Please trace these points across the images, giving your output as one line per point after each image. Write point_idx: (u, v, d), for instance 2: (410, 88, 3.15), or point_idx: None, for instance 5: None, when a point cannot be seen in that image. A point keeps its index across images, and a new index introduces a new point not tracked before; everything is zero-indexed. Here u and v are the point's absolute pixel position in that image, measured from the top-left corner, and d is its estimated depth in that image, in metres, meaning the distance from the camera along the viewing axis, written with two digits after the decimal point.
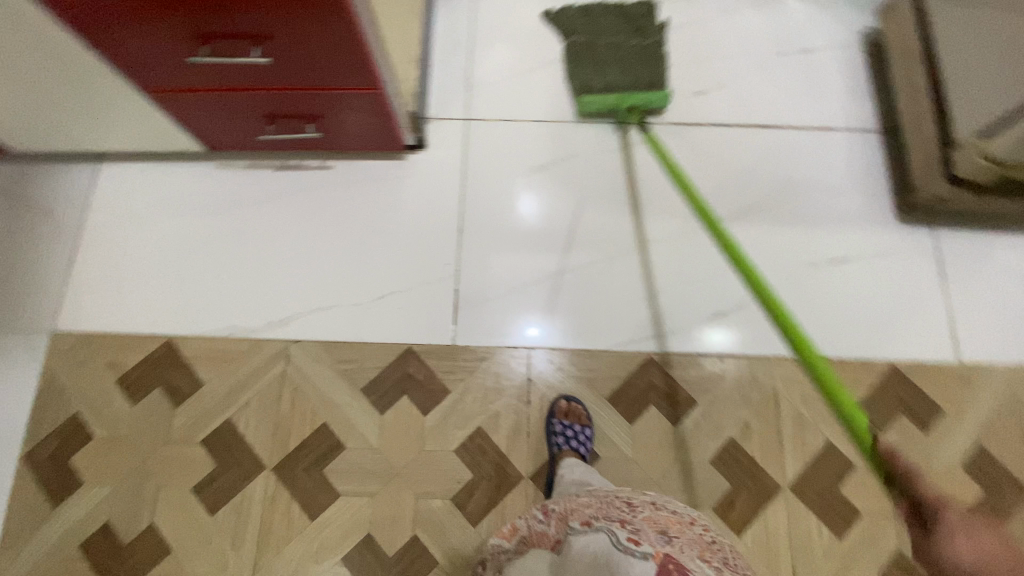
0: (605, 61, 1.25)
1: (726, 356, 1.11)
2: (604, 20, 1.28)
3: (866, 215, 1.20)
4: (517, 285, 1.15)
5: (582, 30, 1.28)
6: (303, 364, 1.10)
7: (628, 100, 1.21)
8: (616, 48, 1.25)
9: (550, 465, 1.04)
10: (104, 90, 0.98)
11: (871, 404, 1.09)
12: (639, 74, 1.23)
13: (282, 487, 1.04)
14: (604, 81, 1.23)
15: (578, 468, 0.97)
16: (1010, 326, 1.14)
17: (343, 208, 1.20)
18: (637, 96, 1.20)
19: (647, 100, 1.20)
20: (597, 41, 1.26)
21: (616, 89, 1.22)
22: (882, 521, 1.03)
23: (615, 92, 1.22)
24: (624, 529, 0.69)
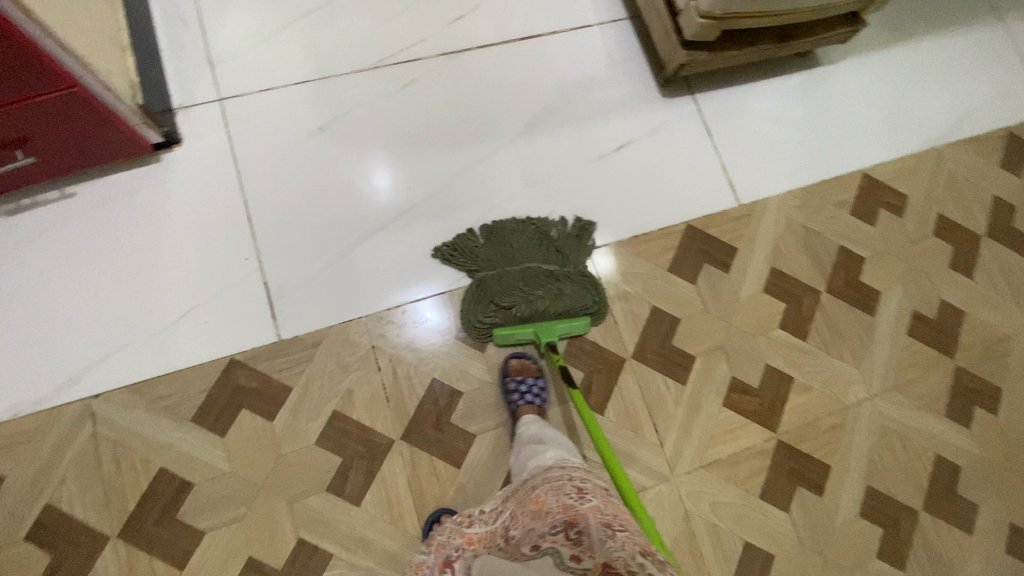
0: (513, 283, 1.11)
1: None
2: (517, 243, 1.15)
3: (637, 96, 1.29)
4: (335, 260, 1.11)
5: (497, 262, 1.13)
6: (116, 415, 0.98)
7: (545, 332, 1.09)
8: (529, 281, 1.12)
9: (510, 423, 1.06)
10: None
11: (680, 260, 1.21)
12: (565, 301, 1.10)
13: (137, 551, 0.94)
14: (518, 304, 1.09)
15: (536, 423, 1.00)
16: (773, 159, 1.31)
17: (108, 236, 1.05)
18: (556, 324, 1.10)
19: (566, 330, 1.10)
20: (512, 283, 1.11)
21: (537, 318, 1.10)
22: (714, 356, 1.16)
23: (532, 322, 1.10)
24: (566, 541, 0.74)
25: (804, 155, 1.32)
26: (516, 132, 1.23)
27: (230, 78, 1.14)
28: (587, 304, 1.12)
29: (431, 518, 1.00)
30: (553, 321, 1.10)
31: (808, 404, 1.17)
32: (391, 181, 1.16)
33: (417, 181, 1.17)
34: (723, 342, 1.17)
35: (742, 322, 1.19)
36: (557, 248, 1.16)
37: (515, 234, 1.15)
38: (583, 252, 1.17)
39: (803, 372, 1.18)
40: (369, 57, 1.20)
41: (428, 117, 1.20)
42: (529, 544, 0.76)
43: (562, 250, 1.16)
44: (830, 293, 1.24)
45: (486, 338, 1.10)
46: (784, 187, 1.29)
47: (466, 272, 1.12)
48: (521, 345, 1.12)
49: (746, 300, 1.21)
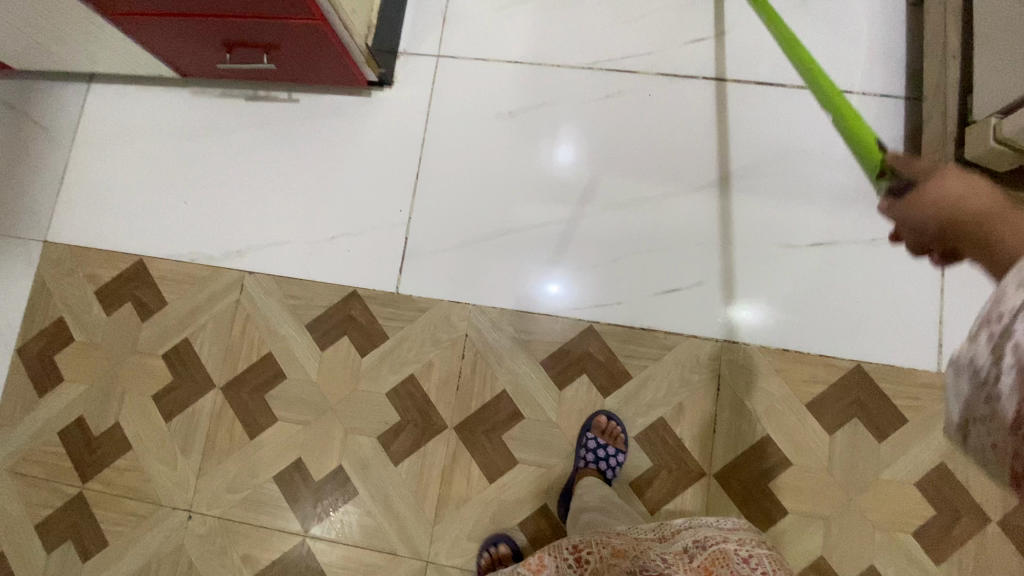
0: None
1: (699, 331, 1.05)
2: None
3: (868, 195, 1.06)
4: (473, 240, 1.13)
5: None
6: (255, 295, 1.15)
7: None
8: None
9: (570, 479, 1.01)
10: (81, 19, 1.00)
11: (823, 400, 1.01)
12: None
13: (228, 407, 1.12)
14: None
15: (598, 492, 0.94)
16: None
17: (307, 146, 1.19)
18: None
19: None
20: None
21: None
22: (810, 521, 0.98)
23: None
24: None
25: None
26: (702, 183, 1.10)
27: (455, 36, 1.18)
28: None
29: (488, 541, 1.02)
30: None
31: None
32: (574, 155, 1.13)
33: (583, 190, 1.12)
34: (830, 512, 0.98)
35: (864, 502, 0.98)
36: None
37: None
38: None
39: None
40: (587, 55, 1.15)
41: (620, 135, 1.13)
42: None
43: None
44: (1007, 529, 0.95)
45: (612, 263, 1.10)
46: None
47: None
48: None
49: (884, 482, 0.98)
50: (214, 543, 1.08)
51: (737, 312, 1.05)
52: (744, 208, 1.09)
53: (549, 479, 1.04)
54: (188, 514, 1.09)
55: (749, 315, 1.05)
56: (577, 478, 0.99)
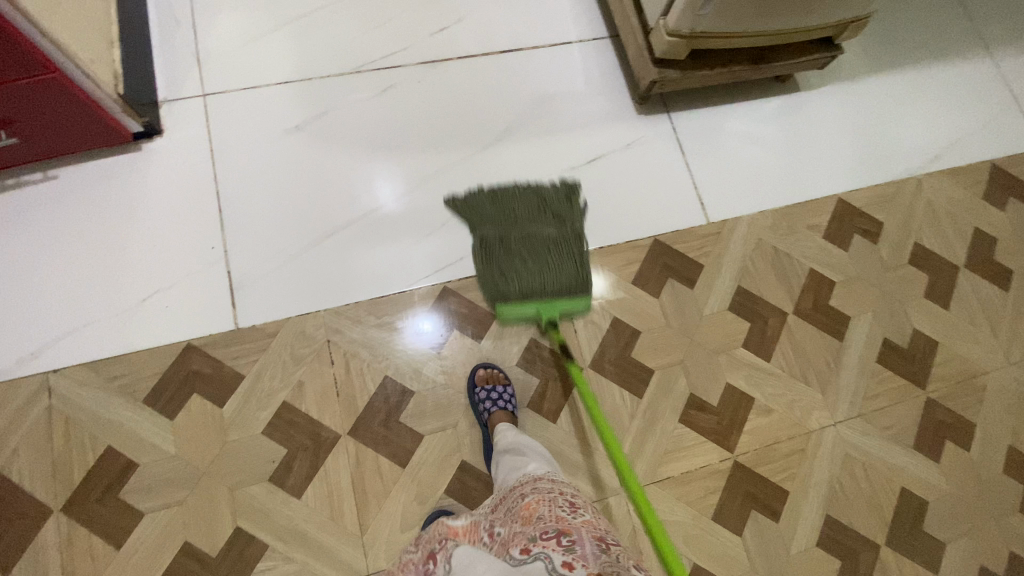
0: (514, 247, 1.12)
1: None
2: (521, 211, 1.17)
3: (613, 112, 1.31)
4: (301, 251, 1.13)
5: (493, 218, 1.17)
6: (70, 391, 1.00)
7: (548, 309, 1.08)
8: (531, 244, 1.12)
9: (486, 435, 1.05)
10: None
11: (645, 274, 1.21)
12: (560, 274, 1.09)
13: (76, 527, 0.94)
14: (524, 283, 1.09)
15: (510, 429, 0.99)
16: (747, 180, 1.31)
17: (83, 219, 1.09)
18: (557, 304, 1.08)
19: (565, 308, 1.09)
20: (513, 235, 1.14)
21: (539, 295, 1.09)
22: (674, 371, 1.15)
23: (534, 301, 1.08)
24: (558, 547, 0.67)
25: (778, 176, 1.33)
26: (489, 140, 1.26)
27: (215, 75, 1.19)
28: (586, 275, 1.10)
29: (430, 517, 1.00)
30: (550, 296, 1.09)
31: (768, 425, 1.14)
32: (371, 149, 1.21)
33: (391, 176, 1.20)
34: (684, 357, 1.16)
35: (704, 338, 1.18)
36: (556, 210, 1.18)
37: (520, 202, 1.18)
38: (574, 207, 1.20)
39: (766, 393, 1.16)
40: (351, 62, 1.25)
41: (405, 122, 1.23)
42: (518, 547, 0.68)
43: (550, 203, 1.19)
44: (798, 314, 1.23)
45: (440, 229, 1.18)
46: (756, 207, 1.29)
47: (477, 243, 1.14)
48: (522, 322, 1.12)
49: (710, 317, 1.20)
50: None
51: None
52: (529, 150, 1.26)
53: (456, 438, 1.07)
54: None
55: None
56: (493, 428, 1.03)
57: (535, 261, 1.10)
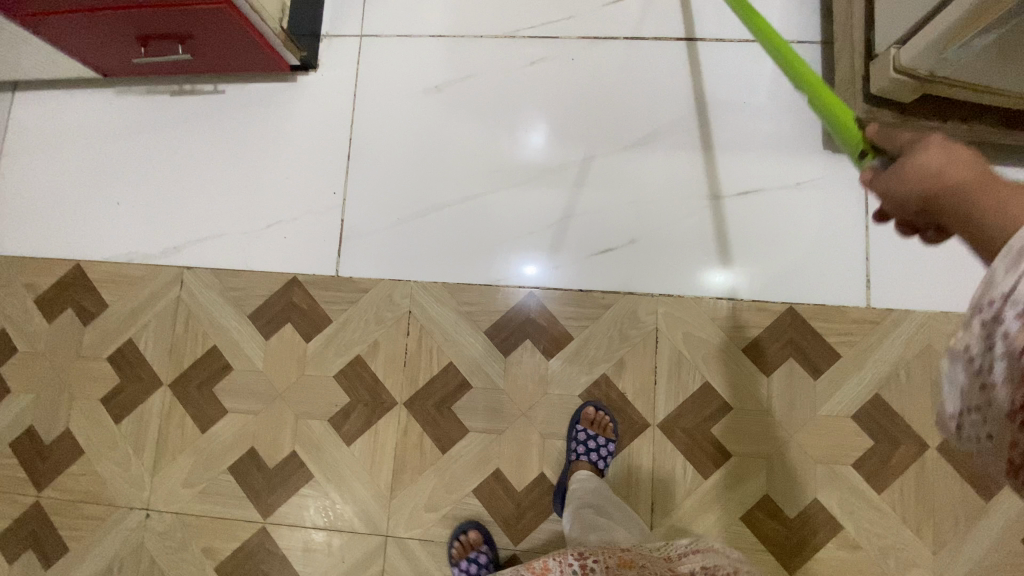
0: None
1: (636, 287, 1.07)
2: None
3: (791, 141, 1.08)
4: (409, 216, 1.13)
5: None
6: (196, 289, 1.14)
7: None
8: None
9: (563, 474, 1.02)
10: None
11: (759, 343, 1.03)
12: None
13: (177, 403, 1.12)
14: None
15: (591, 485, 0.96)
16: (941, 267, 1.03)
17: (237, 136, 1.19)
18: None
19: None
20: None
21: None
22: (753, 461, 1.00)
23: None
24: None
25: (987, 274, 1.02)
26: (630, 142, 1.11)
27: (376, 16, 1.17)
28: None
29: (458, 528, 1.02)
30: None
31: (846, 563, 0.97)
32: (501, 125, 1.13)
33: (513, 157, 1.13)
34: (771, 450, 1.00)
35: (803, 439, 1.00)
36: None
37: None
38: None
39: (859, 526, 0.97)
40: (510, 24, 1.15)
41: (547, 101, 1.13)
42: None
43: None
44: (940, 451, 0.98)
45: (548, 229, 1.10)
46: (939, 305, 1.02)
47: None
48: None
49: (821, 417, 1.01)
50: (174, 538, 1.09)
51: (671, 266, 1.07)
52: (674, 165, 1.10)
53: (499, 444, 1.05)
54: (146, 512, 1.09)
55: (682, 268, 1.07)
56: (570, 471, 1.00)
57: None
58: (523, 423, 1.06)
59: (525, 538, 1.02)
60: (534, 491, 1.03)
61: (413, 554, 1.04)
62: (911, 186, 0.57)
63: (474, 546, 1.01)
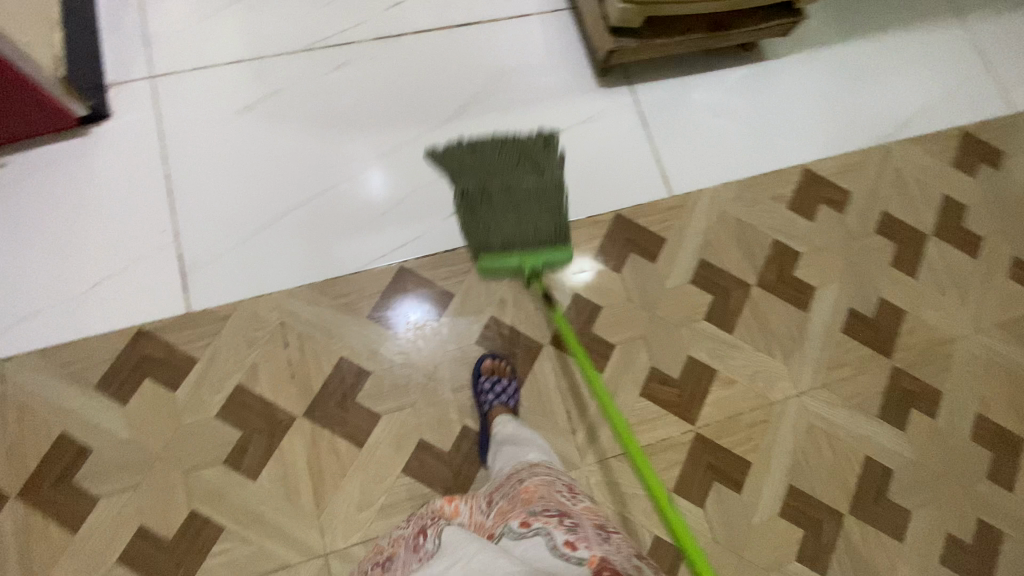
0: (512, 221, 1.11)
1: None
2: (513, 178, 1.15)
3: (574, 84, 1.29)
4: (254, 233, 1.11)
5: (470, 166, 1.17)
6: (23, 379, 0.99)
7: (531, 261, 1.09)
8: (507, 197, 1.13)
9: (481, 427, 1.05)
10: None
11: (605, 248, 1.19)
12: (538, 223, 1.12)
13: (32, 512, 0.95)
14: (505, 238, 1.10)
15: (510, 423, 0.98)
16: (710, 151, 1.29)
17: (29, 206, 1.07)
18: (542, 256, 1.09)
19: (550, 261, 1.09)
20: (495, 186, 1.14)
21: (517, 243, 1.10)
22: (634, 346, 1.14)
23: (517, 251, 1.09)
24: (560, 525, 0.63)
25: (741, 147, 1.30)
26: (445, 116, 1.23)
27: (164, 55, 1.17)
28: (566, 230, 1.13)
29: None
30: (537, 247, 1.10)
31: (731, 398, 1.13)
32: (323, 128, 1.18)
33: (342, 154, 1.18)
34: (645, 331, 1.15)
35: (665, 313, 1.17)
36: (552, 189, 1.17)
37: (492, 145, 1.20)
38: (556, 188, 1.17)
39: (730, 365, 1.15)
40: (304, 39, 1.22)
41: (361, 98, 1.21)
42: (519, 521, 0.66)
43: (547, 180, 1.17)
44: (762, 286, 1.21)
45: (396, 208, 1.16)
46: (720, 178, 1.28)
47: (462, 214, 1.14)
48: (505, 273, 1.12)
49: (672, 290, 1.18)
50: None
51: None
52: (489, 125, 1.24)
53: (414, 418, 1.06)
54: None
55: None
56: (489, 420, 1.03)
57: (517, 212, 1.12)
58: (430, 388, 1.08)
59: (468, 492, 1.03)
60: (461, 446, 1.05)
61: (361, 559, 0.98)
62: None
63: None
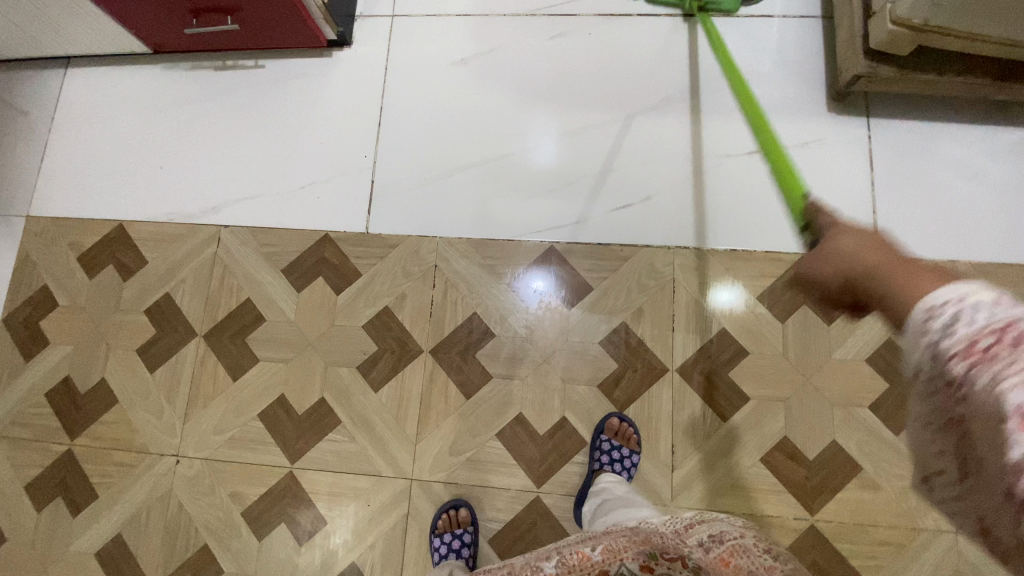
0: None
1: (653, 240, 1.12)
2: None
3: (798, 105, 1.14)
4: (436, 177, 1.19)
5: None
6: (232, 246, 1.20)
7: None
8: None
9: (585, 481, 1.02)
10: None
11: (773, 291, 1.08)
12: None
13: (211, 353, 1.16)
14: None
15: (620, 486, 0.96)
16: (945, 219, 1.07)
17: (275, 106, 1.27)
18: None
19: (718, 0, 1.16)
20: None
21: None
22: (769, 405, 1.03)
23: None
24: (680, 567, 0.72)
25: (990, 225, 1.06)
26: (644, 107, 1.18)
27: None
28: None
29: (448, 504, 1.04)
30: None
31: (867, 502, 0.98)
32: (522, 94, 1.21)
33: (532, 123, 1.20)
34: (788, 393, 1.03)
35: (819, 382, 1.03)
36: None
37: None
38: None
39: (879, 467, 0.99)
40: (531, 4, 1.24)
41: (566, 72, 1.21)
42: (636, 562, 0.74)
43: None
44: None
45: (567, 188, 1.16)
46: (947, 255, 1.06)
47: None
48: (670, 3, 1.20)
49: (837, 361, 1.04)
50: (203, 484, 1.11)
51: (686, 221, 1.12)
52: (687, 128, 1.16)
53: (521, 391, 1.08)
54: (176, 459, 1.13)
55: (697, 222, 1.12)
56: (594, 479, 1.00)
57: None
58: (546, 370, 1.09)
59: (548, 480, 1.04)
60: (556, 434, 1.06)
61: (438, 498, 1.05)
62: (833, 271, 0.57)
63: (462, 523, 1.03)
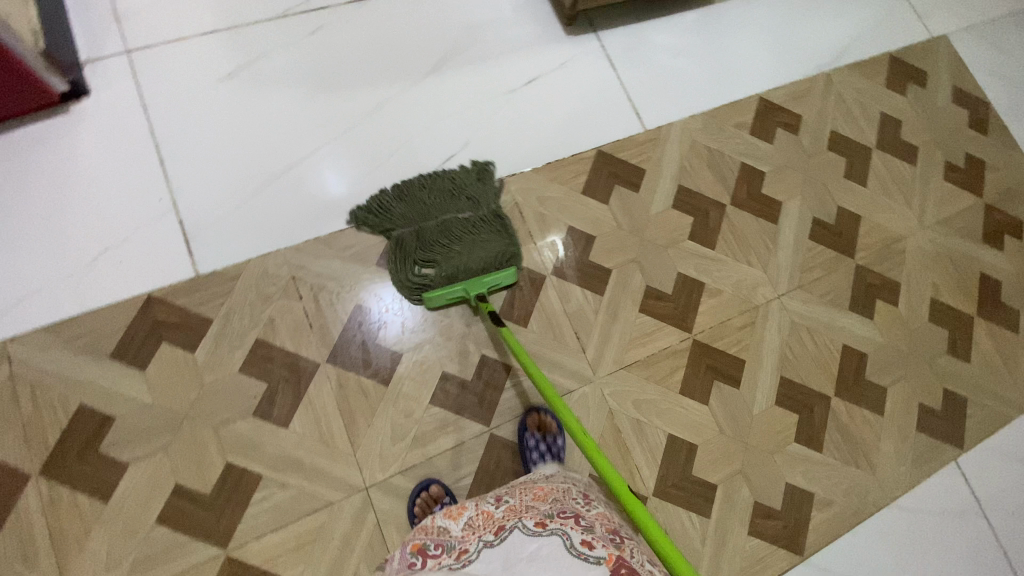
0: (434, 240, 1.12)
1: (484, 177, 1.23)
2: (448, 212, 1.16)
3: (543, 35, 1.36)
4: (252, 195, 1.13)
5: (414, 216, 1.14)
6: (31, 356, 0.98)
7: (476, 288, 1.08)
8: (450, 232, 1.13)
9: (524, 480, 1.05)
10: None
11: (591, 182, 1.27)
12: (484, 249, 1.12)
13: (58, 486, 0.94)
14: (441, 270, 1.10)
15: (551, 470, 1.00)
16: (675, 88, 1.39)
17: (14, 186, 1.05)
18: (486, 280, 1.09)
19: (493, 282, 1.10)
20: (430, 230, 1.13)
21: (461, 276, 1.11)
22: (629, 268, 1.23)
23: (461, 281, 1.10)
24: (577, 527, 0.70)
25: (702, 83, 1.41)
26: (425, 71, 1.27)
27: (136, 30, 1.16)
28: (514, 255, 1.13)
29: (419, 487, 1.01)
30: (479, 273, 1.10)
31: (721, 306, 1.24)
32: (305, 92, 1.20)
33: (328, 114, 1.20)
34: (636, 254, 1.24)
35: (653, 236, 1.26)
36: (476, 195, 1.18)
37: (429, 190, 1.17)
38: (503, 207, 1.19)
39: (717, 277, 1.25)
40: (277, 6, 1.24)
41: (339, 59, 1.24)
42: (533, 520, 0.72)
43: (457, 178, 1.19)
44: (735, 205, 1.32)
45: (389, 161, 1.20)
46: (686, 112, 1.38)
47: (401, 240, 1.12)
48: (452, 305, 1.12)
49: (657, 215, 1.28)
50: None
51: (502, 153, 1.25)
52: (468, 77, 1.29)
53: (432, 353, 1.10)
54: None
55: (511, 151, 1.26)
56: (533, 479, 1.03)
57: (463, 241, 1.13)
58: (446, 325, 1.12)
59: (492, 416, 1.09)
60: (481, 374, 1.11)
61: (401, 488, 1.02)
62: None
63: (439, 499, 1.01)
